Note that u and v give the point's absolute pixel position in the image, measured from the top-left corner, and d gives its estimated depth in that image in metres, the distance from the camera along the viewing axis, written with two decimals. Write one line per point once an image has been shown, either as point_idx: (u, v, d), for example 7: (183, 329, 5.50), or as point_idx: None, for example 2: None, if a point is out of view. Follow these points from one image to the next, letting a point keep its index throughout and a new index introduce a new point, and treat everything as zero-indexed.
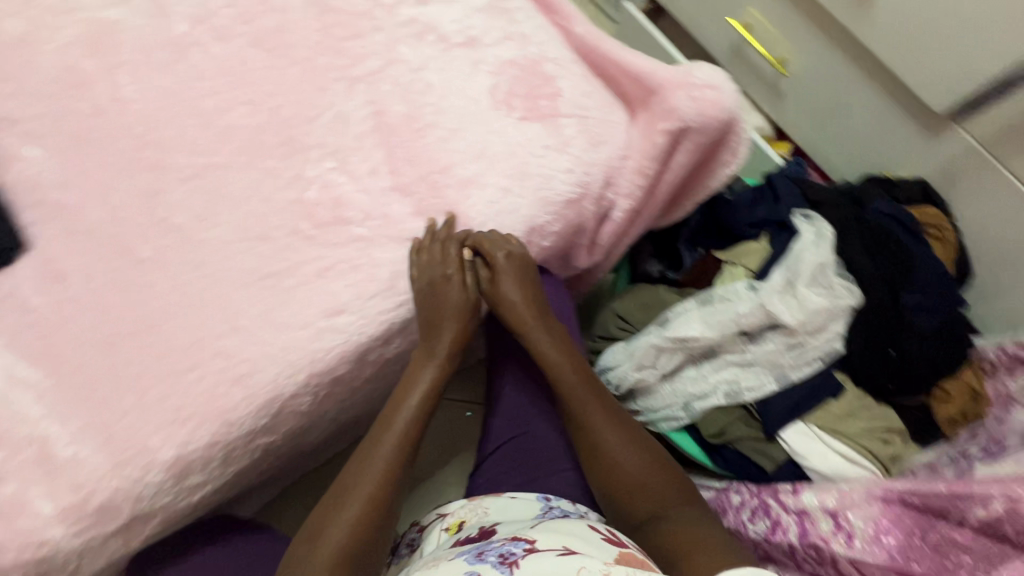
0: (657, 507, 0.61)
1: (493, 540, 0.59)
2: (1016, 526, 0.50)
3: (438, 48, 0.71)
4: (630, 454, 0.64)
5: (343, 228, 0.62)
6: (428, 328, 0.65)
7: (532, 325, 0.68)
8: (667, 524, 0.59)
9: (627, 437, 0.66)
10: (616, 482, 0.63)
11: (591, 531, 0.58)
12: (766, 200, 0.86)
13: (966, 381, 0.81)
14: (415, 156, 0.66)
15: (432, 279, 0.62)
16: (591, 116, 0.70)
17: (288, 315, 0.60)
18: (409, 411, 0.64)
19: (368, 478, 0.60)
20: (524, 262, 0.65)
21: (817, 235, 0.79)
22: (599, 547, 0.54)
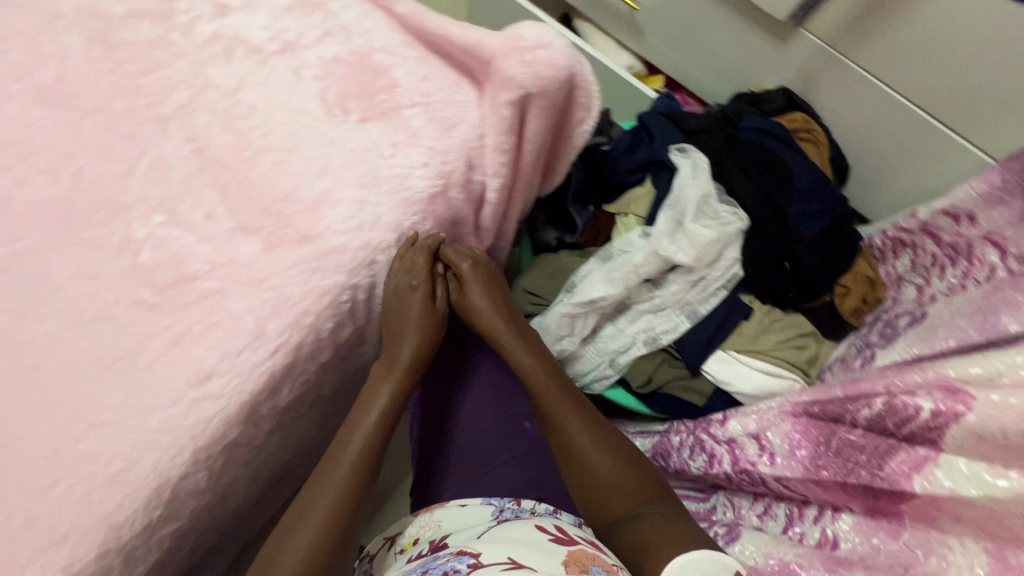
0: (627, 504, 0.58)
1: (439, 556, 0.58)
2: (898, 419, 0.50)
3: (252, 61, 0.64)
4: (598, 453, 0.62)
5: (190, 286, 0.57)
6: (392, 339, 0.66)
7: (501, 330, 0.70)
8: (633, 519, 0.56)
9: (597, 438, 0.64)
10: (585, 479, 0.62)
11: (540, 535, 0.58)
12: (643, 141, 0.85)
13: (860, 271, 0.83)
14: (253, 188, 0.60)
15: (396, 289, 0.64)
16: (435, 101, 0.66)
17: (151, 396, 0.54)
18: (373, 420, 0.63)
19: (329, 492, 0.58)
20: (485, 269, 0.71)
21: (695, 169, 0.80)
22: (546, 552, 0.53)
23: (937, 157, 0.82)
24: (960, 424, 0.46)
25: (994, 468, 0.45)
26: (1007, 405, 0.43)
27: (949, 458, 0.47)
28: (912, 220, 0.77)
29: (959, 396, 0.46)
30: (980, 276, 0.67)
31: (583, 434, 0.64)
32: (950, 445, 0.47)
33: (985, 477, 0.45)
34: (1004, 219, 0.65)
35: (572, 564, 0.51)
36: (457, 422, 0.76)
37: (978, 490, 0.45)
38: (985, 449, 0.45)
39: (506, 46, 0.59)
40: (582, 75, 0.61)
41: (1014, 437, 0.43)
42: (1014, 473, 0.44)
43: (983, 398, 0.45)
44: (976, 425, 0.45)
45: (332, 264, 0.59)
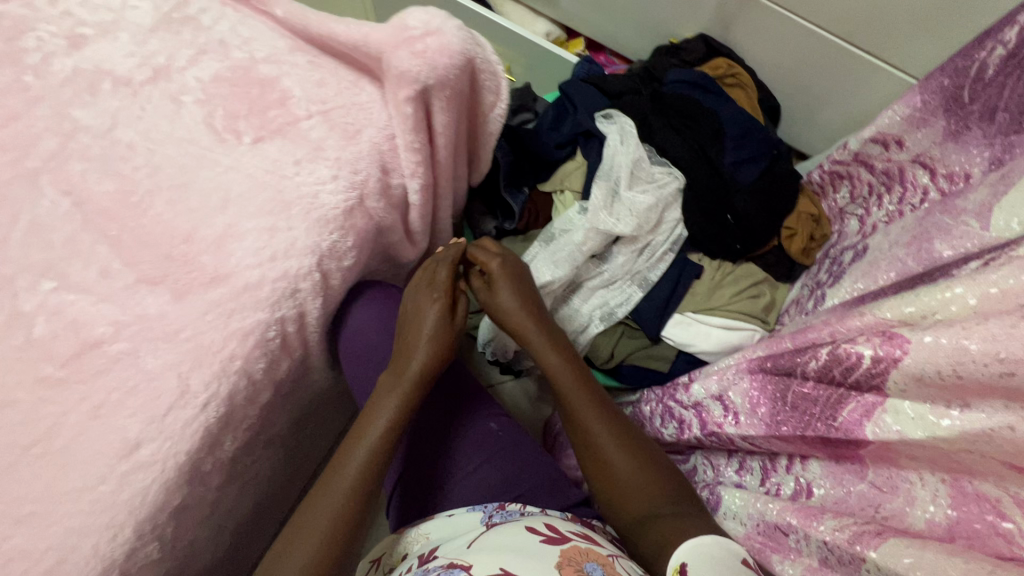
0: (650, 505, 0.56)
1: (428, 569, 0.55)
2: (843, 368, 0.48)
3: (122, 94, 0.58)
4: (621, 454, 0.59)
5: (96, 352, 0.52)
6: (402, 351, 0.64)
7: (528, 327, 0.67)
8: (658, 520, 0.54)
9: (620, 438, 0.60)
10: (607, 479, 0.59)
11: (530, 535, 0.55)
12: (568, 113, 0.82)
13: (804, 210, 0.82)
14: (148, 234, 0.55)
15: (416, 301, 0.66)
16: (333, 107, 0.61)
17: (76, 478, 0.50)
18: (376, 433, 0.60)
19: (335, 495, 0.57)
20: (514, 265, 0.70)
21: (623, 135, 0.77)
22: (537, 557, 0.51)
23: (864, 83, 0.81)
24: (899, 368, 0.43)
25: (937, 408, 0.42)
26: (937, 347, 0.40)
27: (894, 402, 0.45)
28: (843, 152, 0.76)
29: (895, 341, 0.44)
30: (914, 202, 0.66)
31: (607, 433, 0.61)
32: (894, 389, 0.45)
33: (930, 419, 0.42)
34: (929, 139, 0.64)
35: (566, 565, 0.50)
36: (426, 435, 0.73)
37: (922, 432, 0.43)
38: (926, 390, 0.43)
39: (393, 38, 0.54)
40: (480, 58, 0.57)
41: (950, 377, 0.40)
42: (957, 410, 0.41)
43: (916, 341, 0.42)
44: (914, 368, 0.42)
45: (251, 301, 0.55)
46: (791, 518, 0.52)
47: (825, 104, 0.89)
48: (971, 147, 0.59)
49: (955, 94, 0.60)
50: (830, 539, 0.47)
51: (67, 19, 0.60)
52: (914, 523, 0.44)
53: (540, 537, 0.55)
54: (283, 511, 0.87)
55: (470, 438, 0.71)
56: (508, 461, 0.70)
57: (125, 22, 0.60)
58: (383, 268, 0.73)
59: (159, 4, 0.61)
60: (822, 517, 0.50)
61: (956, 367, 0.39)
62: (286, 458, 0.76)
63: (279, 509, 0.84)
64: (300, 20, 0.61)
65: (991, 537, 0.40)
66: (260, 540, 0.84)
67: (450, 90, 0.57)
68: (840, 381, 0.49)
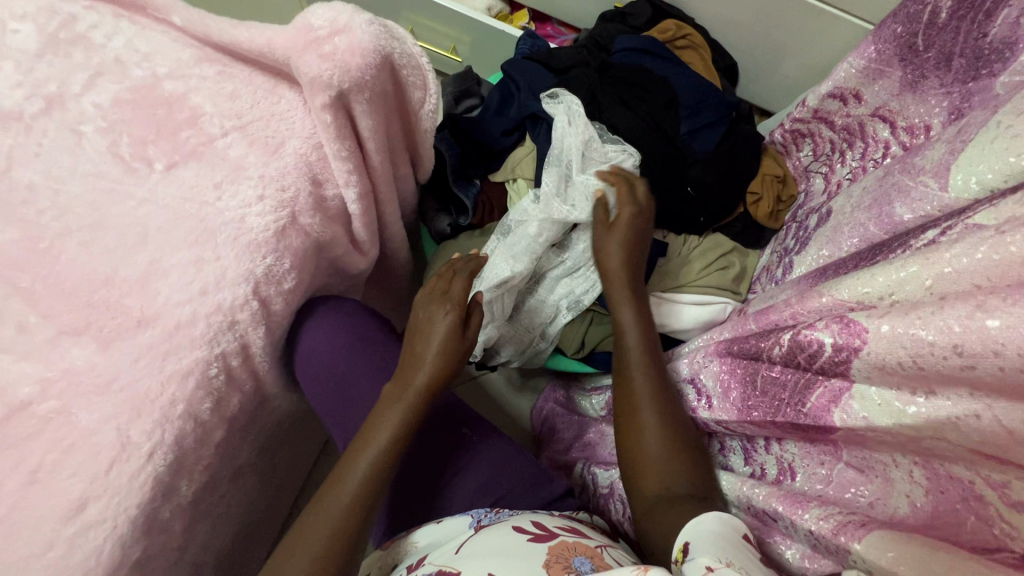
0: (667, 483, 0.52)
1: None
2: (807, 355, 0.46)
3: (17, 130, 0.54)
4: (659, 427, 0.55)
5: (22, 414, 0.48)
6: (409, 361, 0.59)
7: (622, 290, 0.65)
8: (675, 505, 0.50)
9: (667, 419, 0.56)
10: (632, 442, 0.56)
11: (517, 536, 0.49)
12: (513, 96, 0.79)
13: (768, 172, 0.78)
14: (64, 283, 0.51)
15: (427, 312, 0.61)
16: (250, 120, 0.57)
17: (16, 551, 0.46)
18: (384, 439, 0.54)
19: (333, 507, 0.50)
20: (640, 230, 0.67)
21: (571, 113, 0.72)
22: (526, 559, 0.46)
23: (819, 32, 0.78)
24: (861, 357, 0.42)
25: (903, 395, 0.41)
26: (893, 337, 0.39)
27: (860, 387, 0.44)
28: (803, 110, 0.72)
29: (853, 329, 0.42)
30: (876, 158, 0.62)
31: (656, 404, 0.57)
32: (858, 375, 0.43)
33: (896, 405, 0.41)
34: (887, 91, 0.61)
35: (555, 563, 0.45)
36: (411, 457, 0.64)
37: (886, 418, 0.42)
38: (890, 377, 0.41)
39: (299, 42, 0.52)
40: (398, 52, 0.56)
41: (912, 368, 0.38)
42: (922, 397, 0.40)
43: (874, 331, 0.40)
44: (876, 358, 0.40)
45: (185, 341, 0.51)
46: (777, 506, 0.49)
47: (783, 57, 0.86)
48: (930, 99, 0.56)
49: (909, 42, 0.57)
50: (817, 530, 0.45)
51: None
52: (898, 509, 0.43)
53: (527, 536, 0.49)
54: (267, 537, 0.85)
55: (442, 442, 0.65)
56: (485, 464, 0.63)
57: (7, 50, 0.55)
58: (333, 282, 0.69)
59: (42, 26, 0.56)
60: (806, 504, 0.47)
61: (917, 359, 0.38)
62: (259, 486, 0.74)
63: (262, 538, 0.82)
64: (200, 28, 0.57)
65: (977, 526, 0.38)
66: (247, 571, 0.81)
67: (369, 92, 0.54)
68: (805, 366, 0.47)
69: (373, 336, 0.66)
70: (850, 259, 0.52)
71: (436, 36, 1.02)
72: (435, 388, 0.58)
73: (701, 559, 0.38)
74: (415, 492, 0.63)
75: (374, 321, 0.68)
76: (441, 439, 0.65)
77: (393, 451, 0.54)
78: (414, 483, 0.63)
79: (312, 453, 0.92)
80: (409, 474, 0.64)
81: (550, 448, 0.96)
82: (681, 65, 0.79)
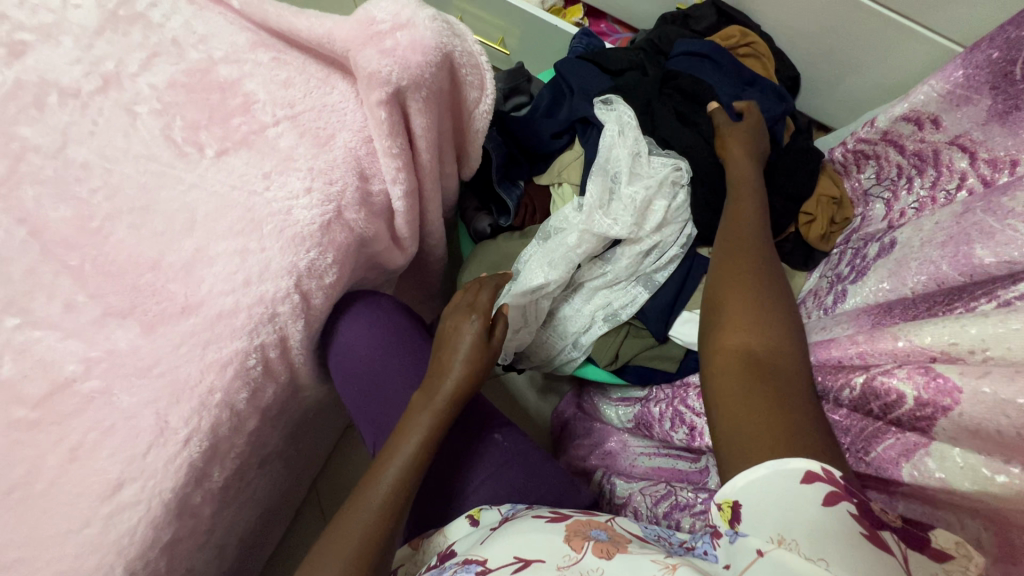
0: (748, 343, 0.46)
1: (444, 568, 0.47)
2: (882, 403, 0.45)
3: (73, 107, 0.54)
4: (752, 294, 0.50)
5: (64, 392, 0.48)
6: (435, 369, 0.58)
7: (740, 165, 0.66)
8: (750, 376, 0.44)
9: (765, 291, 0.51)
10: (729, 305, 0.50)
11: (536, 519, 0.48)
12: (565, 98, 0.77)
13: (824, 192, 0.73)
14: (112, 264, 0.51)
15: (454, 322, 0.61)
16: (302, 111, 0.56)
17: (55, 527, 0.46)
18: (414, 442, 0.53)
19: (362, 515, 0.50)
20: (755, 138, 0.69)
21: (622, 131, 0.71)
22: (548, 544, 0.43)
23: (891, 48, 0.76)
24: (949, 416, 0.40)
25: (992, 462, 0.39)
26: (993, 402, 0.37)
27: (941, 447, 0.42)
28: (871, 130, 0.68)
29: (942, 387, 0.40)
30: (949, 189, 0.59)
31: (755, 276, 0.52)
32: (941, 434, 0.42)
33: (982, 472, 0.39)
34: (971, 119, 0.57)
35: (573, 536, 0.44)
36: (439, 463, 0.63)
37: (969, 484, 0.39)
38: (980, 441, 0.39)
39: (358, 35, 0.51)
40: (459, 51, 0.55)
41: (1014, 437, 0.37)
42: (1017, 467, 0.37)
43: (968, 391, 0.39)
44: (968, 421, 0.39)
45: (226, 330, 0.51)
46: None
47: (850, 71, 0.83)
48: (1021, 131, 0.52)
49: (1006, 69, 0.53)
50: None
51: (4, 23, 0.54)
52: None
53: (544, 518, 0.48)
54: (283, 521, 0.85)
55: (473, 447, 0.63)
56: (515, 472, 0.61)
57: (68, 25, 0.55)
58: (370, 276, 0.69)
59: (103, 1, 0.56)
60: None
61: (1020, 430, 0.36)
62: (283, 471, 0.74)
63: (278, 521, 0.82)
64: (259, 13, 0.56)
65: None
66: (263, 553, 0.81)
67: (426, 90, 0.53)
68: (877, 415, 0.46)
69: (408, 338, 0.65)
70: (922, 302, 0.51)
71: (485, 25, 0.99)
72: (463, 395, 0.57)
73: (751, 538, 0.36)
74: (443, 497, 0.62)
75: (409, 321, 0.67)
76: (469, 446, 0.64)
77: (419, 458, 0.53)
78: (440, 490, 0.62)
79: (333, 439, 0.92)
80: (436, 483, 0.62)
81: (567, 450, 0.94)
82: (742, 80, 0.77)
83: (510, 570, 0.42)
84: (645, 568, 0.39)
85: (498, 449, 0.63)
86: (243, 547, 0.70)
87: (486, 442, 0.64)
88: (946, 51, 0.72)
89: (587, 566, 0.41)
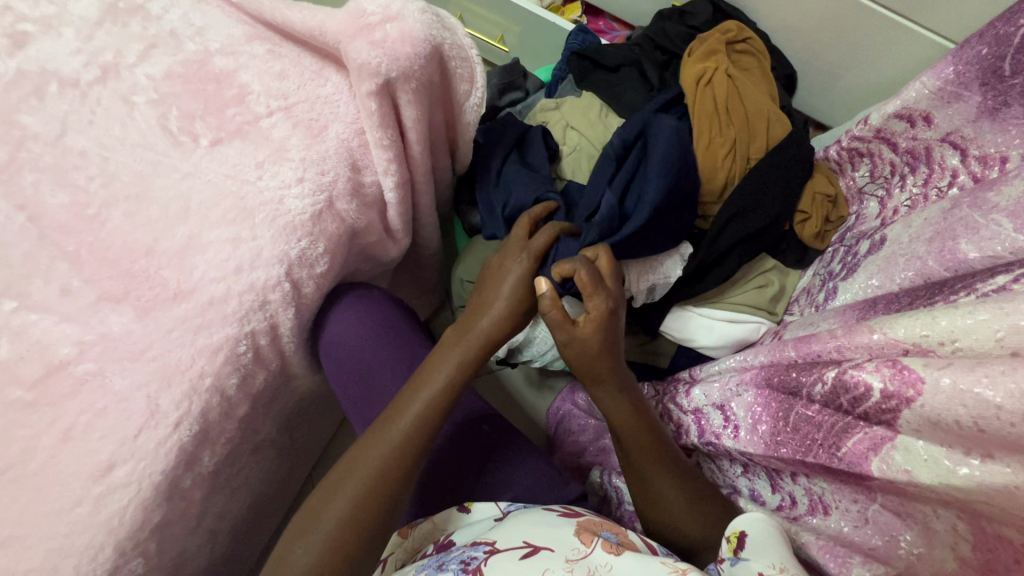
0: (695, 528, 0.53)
1: (451, 549, 0.48)
2: (851, 397, 0.45)
3: (72, 97, 0.55)
4: (675, 485, 0.54)
5: (59, 374, 0.50)
6: (475, 305, 0.60)
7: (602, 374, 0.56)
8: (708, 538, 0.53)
9: (677, 476, 0.55)
10: (657, 499, 0.54)
11: (546, 512, 0.49)
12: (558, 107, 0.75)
13: (819, 190, 0.73)
14: (107, 250, 0.52)
15: (500, 257, 0.61)
16: (296, 102, 0.57)
17: (48, 506, 0.47)
18: (443, 378, 0.56)
19: (368, 462, 0.51)
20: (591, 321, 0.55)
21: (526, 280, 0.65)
22: (554, 534, 0.45)
23: (887, 45, 0.76)
24: (912, 409, 0.40)
25: (954, 454, 0.39)
26: (954, 392, 0.37)
27: (905, 439, 0.42)
28: (864, 127, 0.67)
29: (907, 377, 0.40)
30: (940, 186, 0.59)
31: (664, 464, 0.55)
32: (905, 427, 0.42)
33: (944, 464, 0.39)
34: (961, 116, 0.57)
35: (583, 531, 0.46)
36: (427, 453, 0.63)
37: (930, 477, 0.40)
38: (942, 434, 0.39)
39: (349, 26, 0.52)
40: (448, 44, 0.56)
41: (971, 429, 0.37)
42: (978, 459, 0.38)
43: (931, 382, 0.39)
44: (930, 412, 0.39)
45: (217, 316, 0.52)
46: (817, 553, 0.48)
47: (847, 69, 0.83)
48: (1010, 127, 0.52)
49: (995, 65, 0.52)
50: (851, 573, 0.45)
51: (7, 14, 0.56)
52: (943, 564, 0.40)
53: (556, 513, 0.49)
54: (278, 511, 0.86)
55: (463, 438, 0.64)
56: (504, 462, 0.63)
57: (69, 16, 0.56)
58: (363, 268, 0.69)
59: None
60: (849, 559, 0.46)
61: (978, 421, 0.36)
62: (276, 460, 0.74)
63: (272, 511, 0.83)
64: (253, 5, 0.57)
65: None
66: (258, 542, 0.82)
67: (416, 82, 0.54)
68: (846, 409, 0.46)
69: (398, 328, 0.66)
70: (904, 296, 0.51)
71: (484, 22, 1.00)
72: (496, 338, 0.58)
73: (753, 564, 0.42)
74: (430, 486, 0.62)
75: (402, 313, 0.68)
76: (459, 437, 0.64)
77: (444, 398, 0.55)
78: (428, 477, 0.63)
79: (327, 430, 0.92)
80: (425, 471, 0.63)
81: (561, 447, 0.93)
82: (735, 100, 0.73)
83: (519, 554, 0.43)
84: (655, 570, 0.42)
85: (487, 440, 0.64)
86: (237, 534, 0.71)
87: (475, 434, 0.64)
88: (939, 49, 0.72)
89: (597, 560, 0.43)
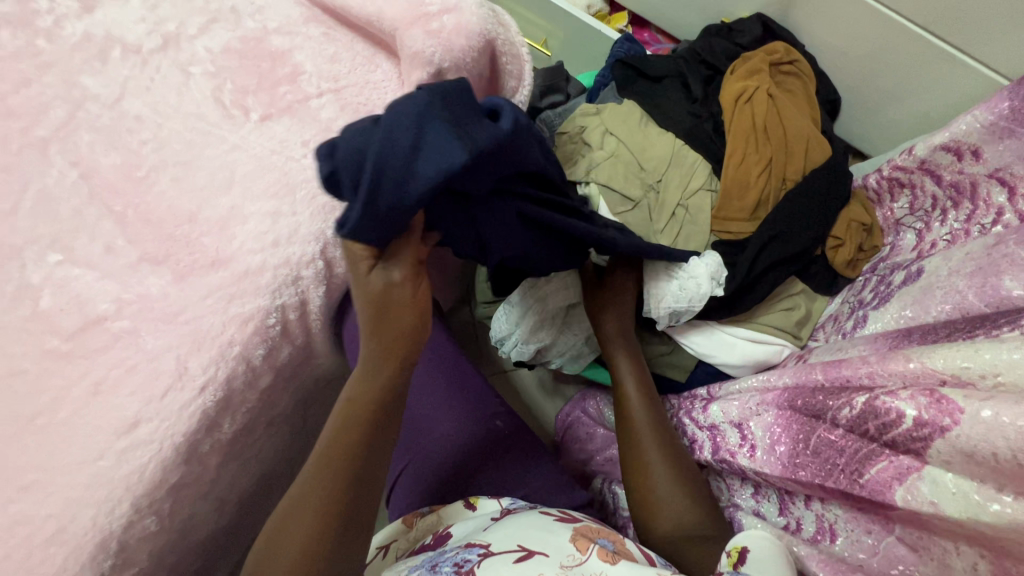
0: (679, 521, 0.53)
1: (444, 549, 0.48)
2: (880, 423, 0.44)
3: (133, 63, 0.57)
4: (665, 470, 0.56)
5: (96, 329, 0.51)
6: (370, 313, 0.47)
7: (621, 345, 0.66)
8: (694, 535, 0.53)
9: (671, 461, 0.57)
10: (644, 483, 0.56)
11: (543, 516, 0.49)
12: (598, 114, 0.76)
13: (855, 218, 0.72)
14: (152, 213, 0.54)
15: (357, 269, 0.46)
16: (346, 86, 0.58)
17: (75, 454, 0.49)
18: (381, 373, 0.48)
19: (325, 479, 0.46)
20: (631, 303, 0.67)
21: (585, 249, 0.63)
22: (549, 540, 0.45)
23: (938, 78, 0.75)
24: (945, 439, 0.40)
25: (986, 489, 0.38)
26: (995, 425, 0.37)
27: (933, 471, 0.41)
28: (908, 157, 0.66)
29: (945, 407, 0.40)
30: (985, 223, 0.58)
31: (659, 444, 0.58)
32: (935, 457, 0.41)
33: (975, 499, 0.39)
34: (1014, 152, 0.56)
35: (579, 538, 0.45)
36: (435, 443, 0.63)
37: (956, 509, 0.39)
38: (976, 467, 0.38)
39: (407, 14, 0.53)
40: (501, 39, 0.57)
41: (1010, 463, 0.36)
42: (1011, 496, 0.37)
43: (971, 413, 0.38)
44: (966, 442, 0.38)
45: (250, 287, 0.53)
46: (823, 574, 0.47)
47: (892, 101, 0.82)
48: None
49: None
50: None
51: None
52: None
53: (553, 517, 0.49)
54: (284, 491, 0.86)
55: (474, 431, 0.64)
56: (512, 460, 0.63)
57: None
58: None
59: None
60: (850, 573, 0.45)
61: (1019, 454, 0.36)
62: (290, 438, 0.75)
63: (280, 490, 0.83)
64: None
65: None
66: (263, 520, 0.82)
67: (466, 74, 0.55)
68: (873, 435, 0.46)
69: None
70: (943, 328, 0.50)
71: (529, 25, 1.01)
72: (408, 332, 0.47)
73: None
74: (438, 476, 0.62)
75: None
76: (468, 429, 0.64)
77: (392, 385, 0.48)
78: (436, 466, 0.63)
79: None
80: (433, 461, 0.63)
81: (568, 453, 0.92)
82: (775, 119, 0.73)
83: (513, 558, 0.43)
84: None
85: (499, 436, 0.64)
86: (244, 507, 0.71)
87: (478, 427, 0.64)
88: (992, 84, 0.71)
89: (591, 568, 0.42)
